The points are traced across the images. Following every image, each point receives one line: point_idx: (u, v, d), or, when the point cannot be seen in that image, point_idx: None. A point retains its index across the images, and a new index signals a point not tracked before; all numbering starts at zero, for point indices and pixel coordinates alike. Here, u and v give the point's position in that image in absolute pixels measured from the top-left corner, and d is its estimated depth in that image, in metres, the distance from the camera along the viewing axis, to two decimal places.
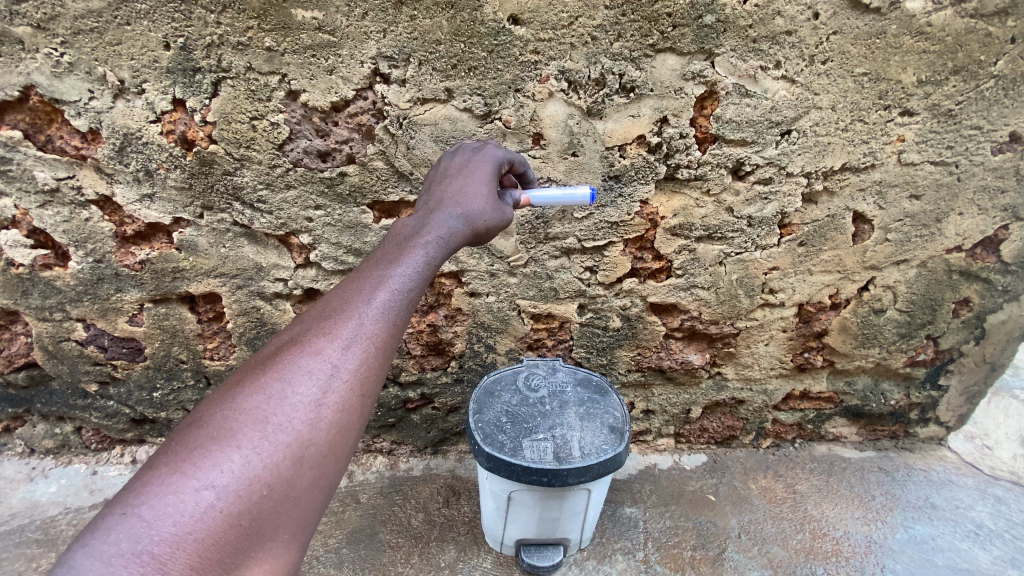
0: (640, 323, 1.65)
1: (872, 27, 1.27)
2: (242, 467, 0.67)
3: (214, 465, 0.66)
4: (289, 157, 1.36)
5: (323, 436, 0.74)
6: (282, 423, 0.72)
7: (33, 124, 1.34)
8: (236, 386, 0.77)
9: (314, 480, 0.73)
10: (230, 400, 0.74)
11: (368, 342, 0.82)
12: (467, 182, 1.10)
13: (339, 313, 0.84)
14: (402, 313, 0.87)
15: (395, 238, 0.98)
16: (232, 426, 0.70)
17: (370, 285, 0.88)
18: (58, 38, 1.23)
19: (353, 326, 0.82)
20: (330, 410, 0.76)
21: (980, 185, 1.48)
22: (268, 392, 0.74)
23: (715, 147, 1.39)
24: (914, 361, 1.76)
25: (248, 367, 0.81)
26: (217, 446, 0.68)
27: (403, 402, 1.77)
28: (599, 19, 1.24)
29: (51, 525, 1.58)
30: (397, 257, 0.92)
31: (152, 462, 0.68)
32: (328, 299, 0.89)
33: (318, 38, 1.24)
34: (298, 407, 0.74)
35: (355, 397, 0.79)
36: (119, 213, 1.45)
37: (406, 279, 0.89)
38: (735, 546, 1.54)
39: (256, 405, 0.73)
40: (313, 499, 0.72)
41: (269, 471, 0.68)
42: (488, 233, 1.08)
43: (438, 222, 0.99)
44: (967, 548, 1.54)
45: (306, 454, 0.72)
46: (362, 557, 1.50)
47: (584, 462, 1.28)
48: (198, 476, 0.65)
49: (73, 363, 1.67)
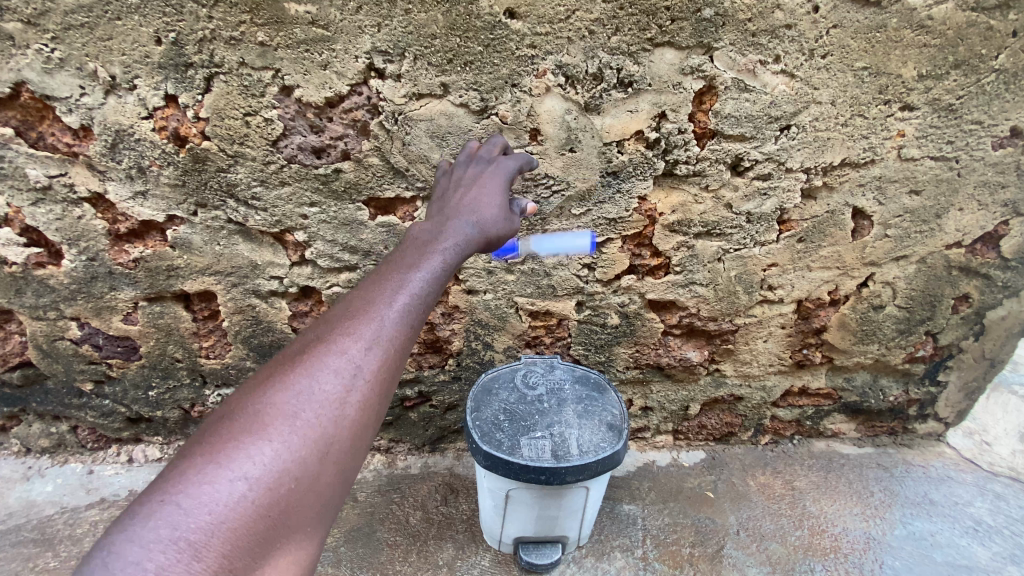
0: (638, 320, 1.64)
1: (872, 21, 1.26)
2: (272, 461, 0.66)
3: (246, 457, 0.66)
4: (283, 154, 1.35)
5: (348, 433, 0.73)
6: (311, 418, 0.71)
7: (24, 121, 1.33)
8: (265, 380, 0.75)
9: (339, 476, 0.72)
10: (260, 394, 0.73)
11: (393, 341, 0.81)
12: (483, 188, 1.08)
13: (364, 310, 0.82)
14: (423, 314, 0.86)
15: (415, 239, 0.96)
16: (264, 419, 0.69)
17: (395, 282, 0.86)
18: (48, 33, 1.21)
19: (377, 324, 0.81)
20: (355, 408, 0.75)
21: (980, 180, 1.47)
22: (296, 388, 0.73)
23: (713, 142, 1.38)
24: (913, 358, 1.75)
25: (275, 361, 0.80)
26: (249, 438, 0.67)
27: (401, 400, 1.76)
28: (596, 13, 1.23)
29: (47, 524, 1.57)
30: (419, 258, 0.90)
31: (184, 453, 0.68)
32: (352, 295, 0.87)
33: (311, 32, 1.22)
34: (326, 403, 0.73)
35: (379, 396, 0.78)
36: (112, 210, 1.43)
37: (429, 280, 0.88)
38: (734, 543, 1.54)
39: (285, 400, 0.71)
40: (337, 494, 0.71)
41: (297, 465, 0.68)
42: (501, 240, 1.07)
43: (457, 225, 0.98)
44: (966, 544, 1.54)
45: (332, 451, 0.71)
46: (360, 556, 1.49)
47: (581, 460, 1.27)
48: (231, 467, 0.64)
49: (68, 361, 1.65)
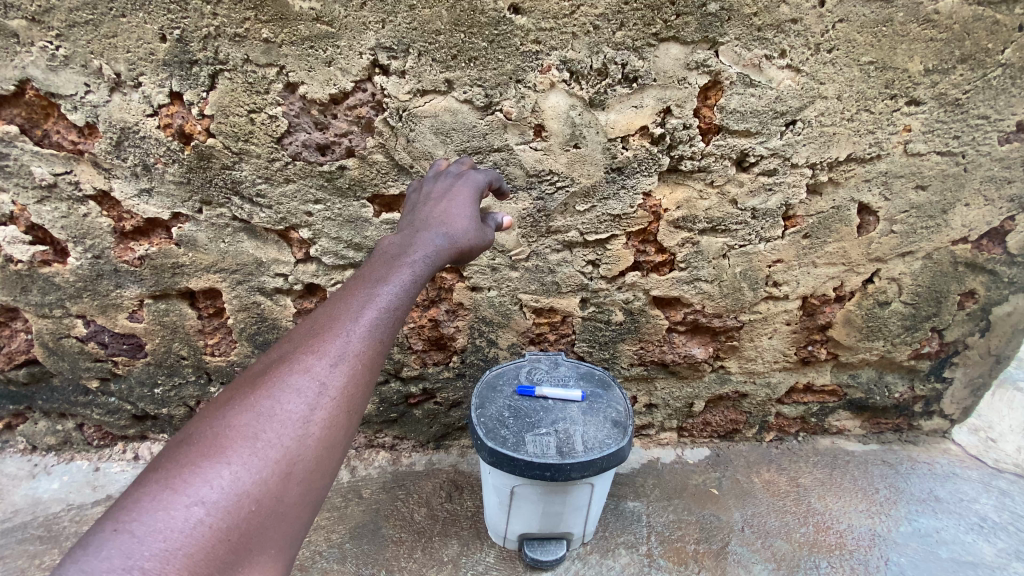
0: (643, 317, 1.64)
1: (879, 15, 1.25)
2: (230, 484, 0.66)
3: (203, 481, 0.66)
4: (287, 151, 1.35)
5: (311, 452, 0.73)
6: (271, 439, 0.71)
7: (30, 119, 1.33)
8: (226, 401, 0.75)
9: (302, 496, 0.71)
10: (220, 417, 0.73)
11: (357, 358, 0.80)
12: (452, 204, 1.08)
13: (328, 328, 0.82)
14: (391, 329, 0.85)
15: (382, 255, 0.96)
16: (222, 442, 0.69)
17: (360, 300, 0.85)
18: (52, 31, 1.21)
19: (341, 343, 0.80)
20: (318, 426, 0.74)
21: (987, 175, 1.47)
22: (257, 409, 0.73)
23: (719, 138, 1.38)
24: (919, 354, 1.75)
25: (238, 382, 0.80)
26: (207, 462, 0.67)
27: (405, 397, 1.76)
28: (601, 8, 1.22)
29: (54, 521, 1.58)
30: (384, 276, 0.89)
31: (142, 479, 0.67)
32: (317, 313, 0.87)
33: (316, 29, 1.22)
34: (287, 423, 0.72)
35: (344, 413, 0.77)
36: (117, 208, 1.43)
37: (395, 295, 0.87)
38: (739, 540, 1.54)
39: (246, 422, 0.71)
40: (300, 515, 0.71)
41: (257, 487, 0.67)
42: (472, 252, 1.06)
43: (423, 241, 0.97)
44: (971, 540, 1.53)
45: (294, 471, 0.71)
46: (365, 552, 1.50)
47: (587, 456, 1.27)
48: (189, 492, 0.64)
49: (73, 359, 1.66)
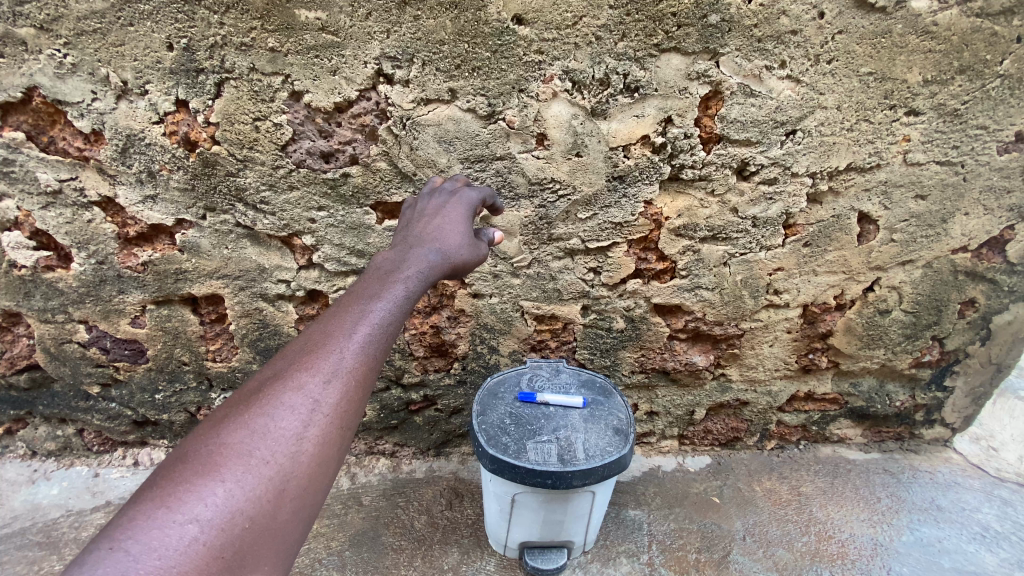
0: (644, 325, 1.65)
1: (877, 27, 1.26)
2: (225, 501, 0.66)
3: (199, 499, 0.66)
4: (292, 158, 1.36)
5: (304, 469, 0.73)
6: (265, 457, 0.71)
7: (36, 125, 1.35)
8: (221, 420, 0.75)
9: (295, 512, 0.71)
10: (215, 434, 0.73)
11: (350, 375, 0.81)
12: (445, 221, 1.09)
13: (320, 345, 0.82)
14: (382, 346, 0.85)
15: (375, 272, 0.96)
16: (217, 460, 0.69)
17: (353, 318, 0.86)
18: (60, 39, 1.23)
19: (334, 360, 0.81)
20: (312, 443, 0.74)
21: (985, 185, 1.48)
22: (251, 427, 0.73)
23: (720, 147, 1.39)
24: (919, 362, 1.75)
25: (232, 399, 0.79)
26: (202, 480, 0.67)
27: (406, 404, 1.77)
28: (603, 19, 1.24)
29: (53, 527, 1.57)
30: (377, 293, 0.90)
31: (138, 496, 0.67)
32: (310, 330, 0.87)
33: (321, 38, 1.23)
34: (280, 441, 0.72)
35: (337, 429, 0.77)
36: (121, 214, 1.44)
37: (387, 313, 0.88)
38: (741, 548, 1.53)
39: (239, 440, 0.71)
40: (293, 531, 0.71)
41: (251, 504, 0.68)
42: (465, 268, 1.07)
43: (417, 258, 0.98)
44: (974, 550, 1.52)
45: (287, 488, 0.71)
46: (365, 560, 1.49)
47: (588, 465, 1.27)
48: (183, 510, 0.64)
49: (75, 364, 1.66)
